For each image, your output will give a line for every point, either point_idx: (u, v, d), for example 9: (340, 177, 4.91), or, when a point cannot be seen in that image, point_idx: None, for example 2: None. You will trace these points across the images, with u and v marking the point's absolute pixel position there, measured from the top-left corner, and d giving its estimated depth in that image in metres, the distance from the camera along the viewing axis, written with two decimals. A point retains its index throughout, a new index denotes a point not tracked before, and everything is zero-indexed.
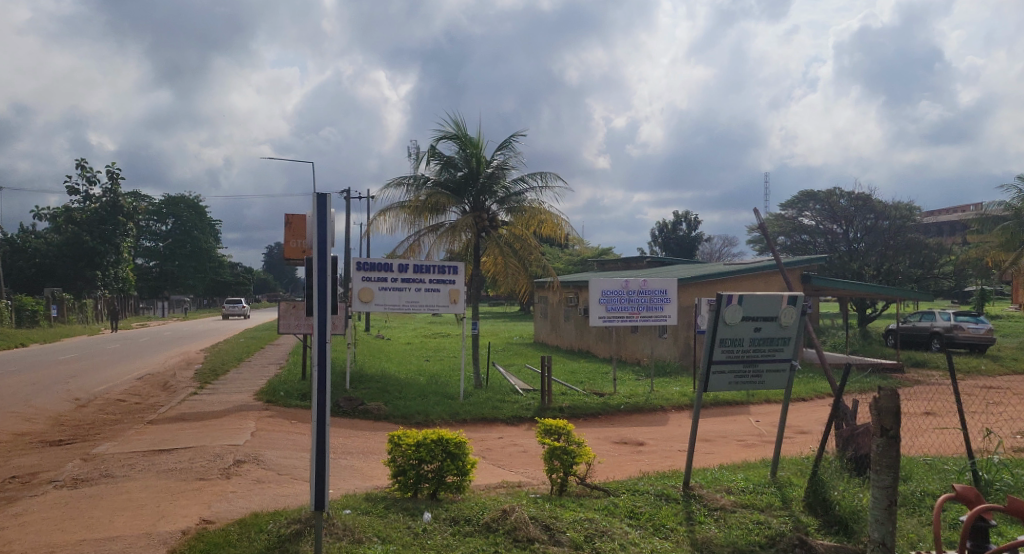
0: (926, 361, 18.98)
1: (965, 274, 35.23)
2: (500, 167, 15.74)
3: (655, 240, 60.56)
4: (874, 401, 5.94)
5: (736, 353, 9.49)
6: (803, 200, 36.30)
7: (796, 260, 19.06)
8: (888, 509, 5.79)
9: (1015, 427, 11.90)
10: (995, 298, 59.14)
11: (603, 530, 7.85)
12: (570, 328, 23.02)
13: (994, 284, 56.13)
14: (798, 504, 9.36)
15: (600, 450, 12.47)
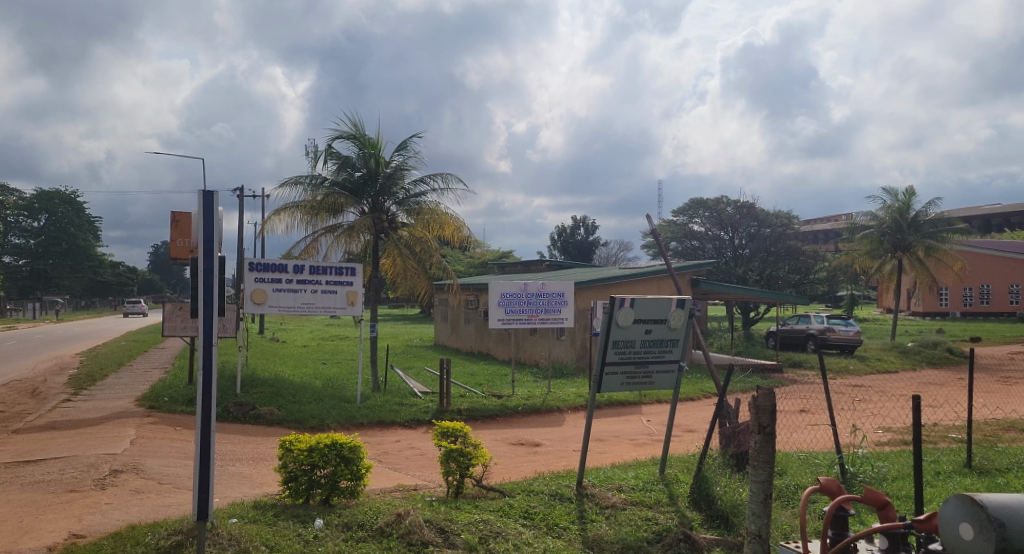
0: (802, 361, 20.20)
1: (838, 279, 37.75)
2: (399, 168, 15.65)
3: (554, 244, 61.67)
4: (753, 399, 6.30)
5: (628, 355, 9.82)
6: (692, 207, 37.55)
7: (686, 264, 19.85)
8: (763, 502, 6.16)
9: (878, 423, 12.86)
10: (864, 303, 63.57)
11: (497, 531, 7.96)
12: (470, 331, 23.12)
13: (862, 289, 60.38)
14: (684, 500, 9.79)
15: (497, 452, 12.61)
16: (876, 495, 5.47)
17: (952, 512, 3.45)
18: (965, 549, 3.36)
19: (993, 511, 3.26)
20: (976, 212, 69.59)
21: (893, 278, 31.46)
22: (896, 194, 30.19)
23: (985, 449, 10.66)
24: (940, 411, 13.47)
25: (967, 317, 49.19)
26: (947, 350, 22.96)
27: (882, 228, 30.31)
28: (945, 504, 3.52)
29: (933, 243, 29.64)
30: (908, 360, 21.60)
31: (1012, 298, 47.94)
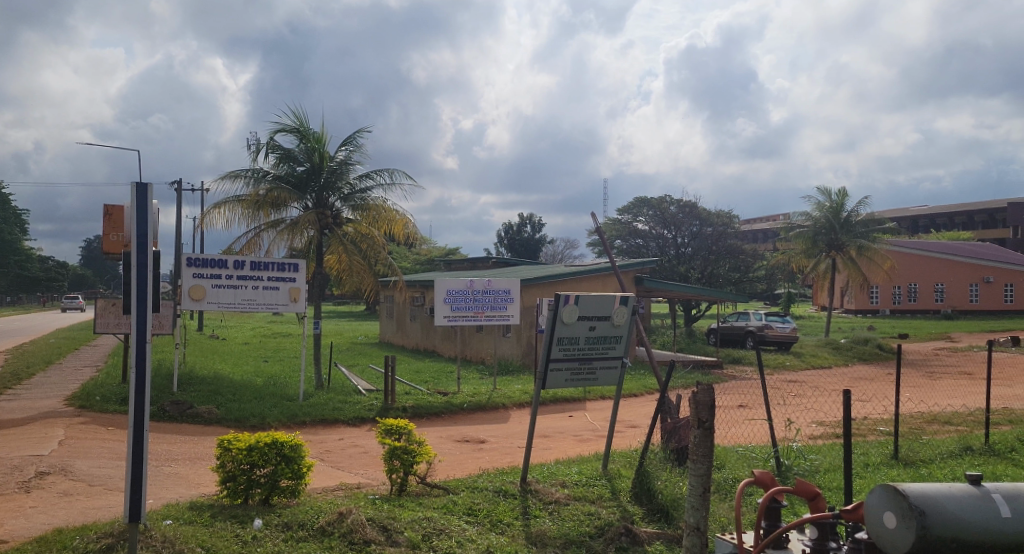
0: (741, 358, 20.71)
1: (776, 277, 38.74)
2: (344, 163, 15.44)
3: (500, 242, 61.78)
4: (693, 394, 6.49)
5: (572, 351, 9.91)
6: (636, 206, 38.59)
7: (630, 262, 20.11)
8: (702, 495, 6.29)
9: (812, 417, 13.28)
10: (801, 300, 65.50)
11: (440, 528, 7.95)
12: (415, 328, 23.00)
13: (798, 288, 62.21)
14: (625, 494, 9.95)
15: (442, 449, 12.58)
16: (807, 486, 5.67)
17: (878, 503, 3.58)
18: (890, 538, 3.50)
19: (915, 499, 3.40)
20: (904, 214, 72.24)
21: (828, 277, 32.46)
22: (829, 194, 31.12)
23: (911, 442, 11.12)
24: (869, 405, 13.99)
25: (896, 315, 50.99)
26: (877, 346, 23.81)
27: (815, 227, 31.19)
28: (871, 494, 3.65)
29: (865, 243, 30.73)
30: (841, 356, 22.31)
31: (938, 296, 49.96)
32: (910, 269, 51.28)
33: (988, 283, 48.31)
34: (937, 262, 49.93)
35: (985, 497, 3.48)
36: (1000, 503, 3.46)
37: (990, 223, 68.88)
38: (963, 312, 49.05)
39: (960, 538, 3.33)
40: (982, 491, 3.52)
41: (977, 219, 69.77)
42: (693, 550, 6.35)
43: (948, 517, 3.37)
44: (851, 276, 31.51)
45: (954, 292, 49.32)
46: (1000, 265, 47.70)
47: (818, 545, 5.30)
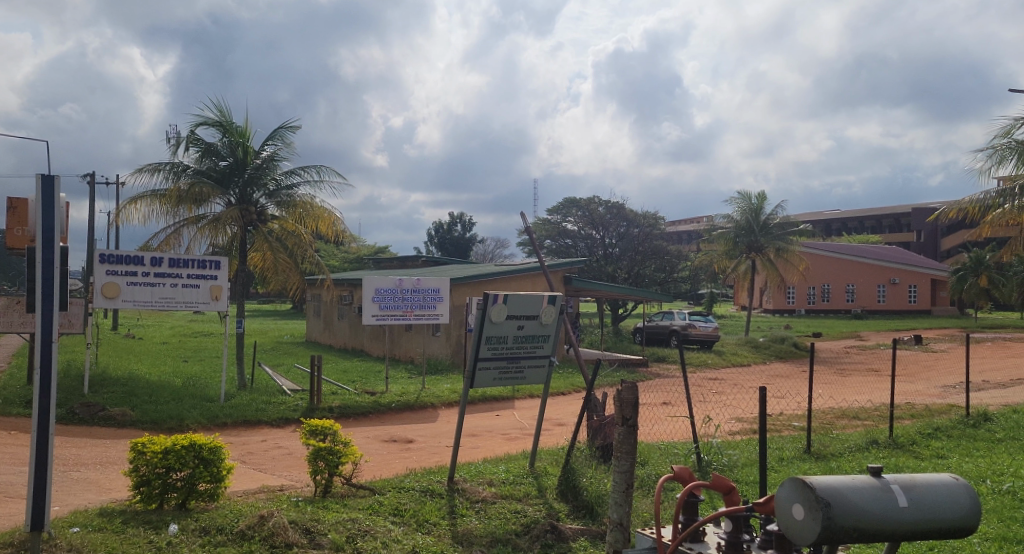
0: (666, 356, 21.24)
1: (699, 277, 39.82)
2: (270, 158, 15.08)
3: (431, 240, 61.51)
4: (617, 392, 6.61)
5: (500, 350, 9.95)
6: (566, 207, 39.25)
7: (559, 262, 20.32)
8: (625, 492, 6.42)
9: (731, 413, 13.73)
10: (723, 300, 67.46)
11: (365, 529, 7.88)
12: (343, 327, 22.68)
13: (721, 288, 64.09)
14: (552, 492, 10.07)
15: (369, 449, 12.45)
16: (722, 481, 5.69)
17: (787, 495, 3.65)
18: (799, 529, 3.57)
19: (820, 492, 3.49)
20: (818, 218, 75.30)
21: (747, 277, 33.51)
22: (749, 196, 32.17)
23: (822, 436, 11.64)
24: (784, 402, 14.55)
25: (811, 314, 52.96)
26: (793, 344, 24.77)
27: (736, 228, 32.20)
28: (780, 487, 3.72)
29: (783, 244, 31.93)
30: (759, 354, 23.12)
31: (849, 296, 52.31)
32: (823, 271, 53.44)
33: (894, 284, 50.79)
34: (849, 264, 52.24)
35: (885, 488, 3.60)
36: (898, 493, 3.58)
37: (897, 226, 72.42)
38: (872, 312, 51.53)
39: (862, 528, 3.42)
40: (882, 482, 3.64)
41: (885, 223, 73.02)
42: (615, 544, 6.44)
43: (852, 508, 3.47)
44: (769, 276, 32.69)
45: (863, 293, 51.72)
46: (904, 267, 50.16)
47: (733, 538, 5.40)
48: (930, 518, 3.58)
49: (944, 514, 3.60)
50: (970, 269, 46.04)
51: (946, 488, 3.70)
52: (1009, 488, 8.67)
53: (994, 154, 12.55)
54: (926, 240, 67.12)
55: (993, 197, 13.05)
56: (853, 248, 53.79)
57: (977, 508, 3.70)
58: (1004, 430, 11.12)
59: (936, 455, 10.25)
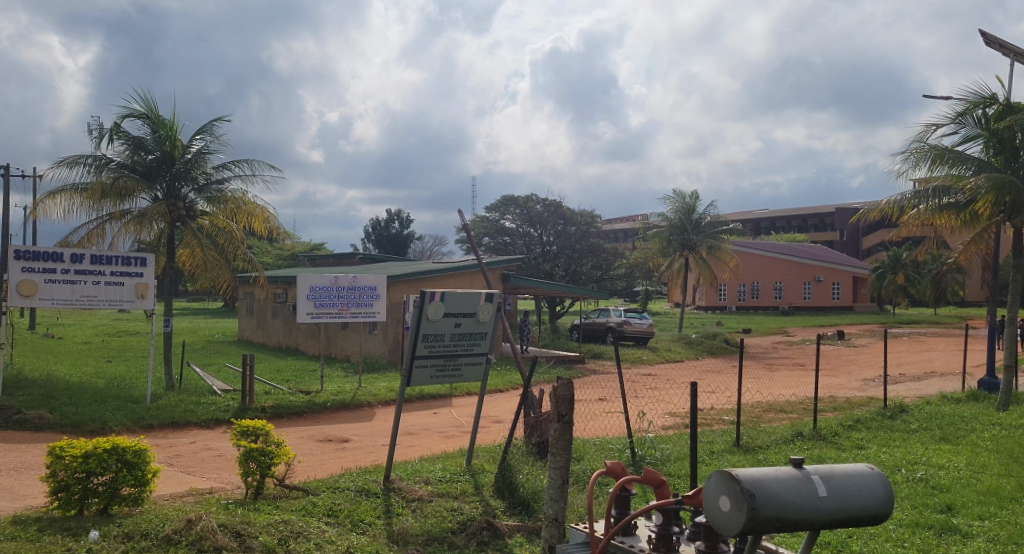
0: (602, 353, 21.52)
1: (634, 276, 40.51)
2: (200, 152, 14.70)
3: (368, 237, 60.89)
4: (553, 389, 6.63)
5: (437, 348, 9.90)
6: (504, 204, 39.32)
7: (497, 260, 20.30)
8: (561, 487, 6.47)
9: (664, 409, 14.02)
10: (658, 297, 68.75)
11: (298, 531, 7.74)
12: (277, 325, 22.24)
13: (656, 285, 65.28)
14: (488, 489, 10.08)
15: (302, 449, 12.23)
16: (654, 475, 5.75)
17: (714, 488, 3.70)
18: (725, 520, 3.62)
19: (745, 483, 3.54)
20: (748, 217, 77.40)
21: (680, 275, 34.19)
22: (682, 196, 32.82)
23: (751, 429, 11.98)
24: (716, 396, 14.90)
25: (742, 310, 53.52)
26: (724, 340, 25.42)
27: (670, 227, 32.79)
28: (707, 480, 3.76)
29: (714, 243, 32.68)
30: (691, 350, 23.65)
31: (777, 293, 53.95)
32: (753, 269, 54.94)
33: (819, 282, 53.16)
34: (778, 263, 53.87)
35: (805, 478, 3.69)
36: (818, 484, 3.68)
37: (821, 226, 75.05)
38: (798, 309, 53.39)
39: (785, 518, 3.49)
40: (803, 473, 3.73)
41: (810, 223, 75.63)
42: (551, 539, 6.49)
43: (775, 499, 3.53)
44: (702, 274, 33.45)
45: (790, 291, 53.46)
46: (829, 266, 52.81)
47: (664, 531, 5.48)
48: (847, 505, 3.69)
49: (861, 502, 3.73)
50: (888, 267, 48.09)
51: (861, 477, 3.84)
52: (922, 476, 9.09)
53: (909, 158, 13.07)
54: (848, 240, 69.86)
55: (909, 198, 13.58)
56: (781, 247, 55.65)
57: (889, 496, 3.85)
58: (919, 421, 11.65)
59: (856, 446, 10.66)
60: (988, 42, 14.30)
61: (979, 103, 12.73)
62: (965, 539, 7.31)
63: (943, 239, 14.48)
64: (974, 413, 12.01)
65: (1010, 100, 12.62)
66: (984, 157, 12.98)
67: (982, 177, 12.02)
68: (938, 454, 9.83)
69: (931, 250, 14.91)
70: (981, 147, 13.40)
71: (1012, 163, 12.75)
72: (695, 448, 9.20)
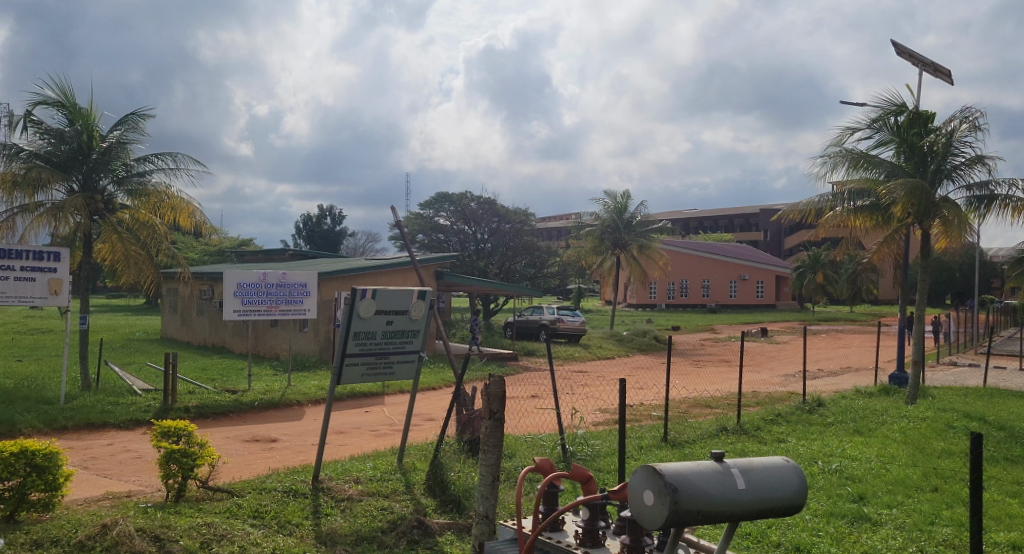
0: (535, 350, 21.69)
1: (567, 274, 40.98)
2: (118, 143, 14.14)
3: (298, 234, 59.71)
4: (484, 386, 6.55)
5: (368, 346, 9.76)
6: (438, 200, 39.32)
7: (431, 256, 20.15)
8: (491, 484, 6.42)
9: (594, 405, 14.20)
10: (590, 295, 69.57)
11: (220, 534, 7.52)
12: (202, 323, 21.60)
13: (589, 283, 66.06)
14: (419, 487, 10.01)
15: (227, 450, 11.91)
16: (580, 470, 5.76)
17: (638, 482, 3.74)
18: (649, 514, 3.67)
19: (668, 477, 3.59)
20: (677, 217, 79.19)
21: (612, 273, 34.71)
22: (614, 195, 33.28)
23: (678, 424, 12.25)
24: (645, 392, 15.20)
25: (671, 308, 55.38)
26: (654, 337, 25.93)
27: (603, 226, 33.24)
28: (632, 475, 3.80)
29: (645, 242, 33.26)
30: (622, 347, 24.05)
31: (705, 291, 55.27)
32: (682, 266, 56.12)
33: (744, 280, 54.57)
34: (706, 262, 55.25)
35: (725, 472, 3.78)
36: (737, 476, 3.77)
37: (746, 226, 77.35)
38: (724, 306, 54.83)
39: (705, 510, 3.57)
40: (722, 466, 3.82)
41: (736, 223, 77.82)
42: (480, 537, 6.41)
43: (695, 492, 3.60)
44: (632, 272, 34.05)
45: (717, 289, 54.88)
46: (754, 266, 54.22)
47: (589, 526, 5.54)
48: (764, 498, 3.80)
49: (778, 494, 3.84)
50: (808, 266, 50.01)
51: (778, 470, 3.95)
52: (837, 468, 9.45)
53: (828, 161, 13.57)
54: (772, 240, 72.29)
55: (828, 200, 14.13)
56: (709, 247, 56.78)
57: (804, 488, 3.97)
58: (835, 414, 12.14)
59: (777, 439, 11.03)
60: (898, 53, 14.97)
61: (890, 111, 13.34)
62: (875, 527, 7.64)
63: (859, 240, 15.12)
64: (885, 406, 12.58)
65: (918, 109, 13.24)
66: (896, 162, 13.57)
67: (896, 183, 12.58)
68: (852, 446, 10.25)
69: (847, 250, 15.53)
70: (892, 152, 14.00)
71: (921, 168, 13.37)
72: (623, 439, 9.28)
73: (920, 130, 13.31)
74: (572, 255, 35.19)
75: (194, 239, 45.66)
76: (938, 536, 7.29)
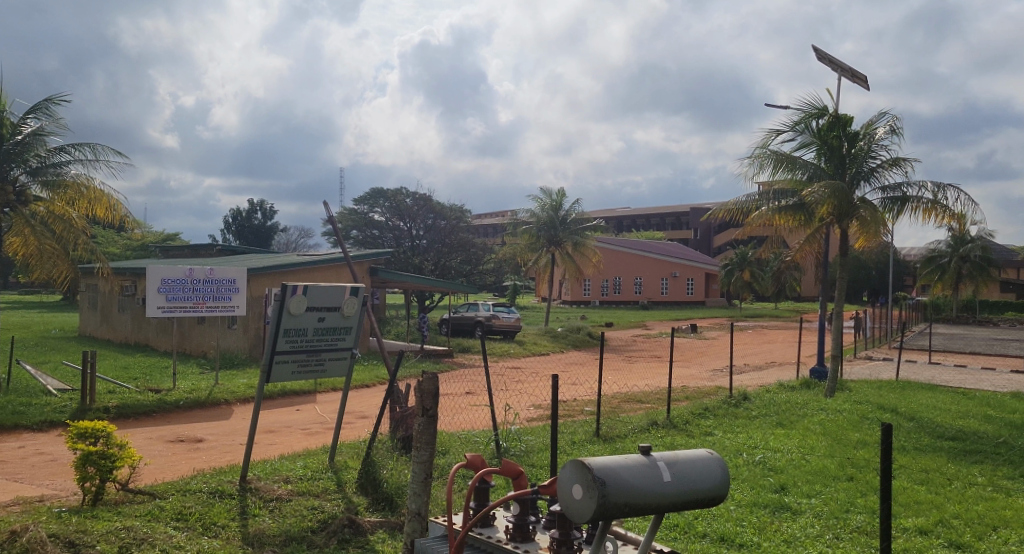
0: (470, 346, 21.70)
1: (503, 271, 41.15)
2: (33, 134, 13.52)
3: (227, 228, 58.13)
4: (418, 382, 6.20)
5: (299, 343, 9.56)
6: (372, 196, 38.85)
7: (364, 253, 19.82)
8: (424, 481, 6.25)
9: (528, 401, 14.28)
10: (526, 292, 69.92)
11: (141, 537, 7.26)
12: (124, 320, 20.80)
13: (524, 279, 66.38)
14: (351, 485, 9.87)
15: (150, 451, 11.50)
16: (512, 465, 5.58)
17: (568, 476, 3.74)
18: (578, 507, 3.67)
19: (597, 471, 3.60)
20: (611, 215, 80.36)
21: (547, 270, 34.94)
22: (550, 193, 33.53)
23: (610, 419, 12.42)
24: (578, 388, 15.37)
25: (604, 305, 56.17)
26: (587, 334, 26.28)
27: (538, 223, 33.41)
28: (561, 469, 3.80)
29: (579, 240, 33.65)
30: (556, 343, 24.27)
31: (637, 288, 56.30)
32: (615, 264, 57.03)
33: (675, 278, 55.48)
34: (639, 260, 56.22)
35: (651, 465, 3.82)
36: (663, 469, 3.81)
37: (678, 225, 79.00)
38: (656, 303, 55.75)
39: (632, 503, 3.59)
40: (649, 459, 3.85)
41: (667, 221, 79.40)
42: (412, 534, 6.33)
43: (623, 485, 3.62)
44: (567, 269, 34.42)
45: (649, 286, 55.99)
46: (685, 263, 55.28)
47: (520, 520, 5.52)
48: (690, 489, 3.86)
49: (704, 486, 3.91)
50: (736, 264, 51.50)
51: (703, 462, 4.02)
52: (761, 459, 9.74)
53: (755, 162, 13.95)
54: (702, 237, 74.08)
55: (753, 199, 14.54)
56: (644, 245, 57.41)
57: (727, 479, 4.06)
58: (759, 408, 12.52)
59: (705, 432, 11.30)
60: (819, 59, 15.48)
61: (812, 114, 13.79)
62: (794, 515, 7.90)
63: (783, 239, 15.63)
64: (806, 399, 13.03)
65: (838, 113, 13.73)
66: (817, 163, 14.04)
67: (819, 186, 13.03)
68: (775, 439, 10.58)
69: (773, 249, 16.01)
70: (814, 153, 14.48)
71: (841, 170, 13.90)
72: (556, 433, 9.33)
73: (839, 132, 13.80)
74: (507, 251, 35.29)
75: (115, 232, 43.97)
76: (852, 523, 7.58)
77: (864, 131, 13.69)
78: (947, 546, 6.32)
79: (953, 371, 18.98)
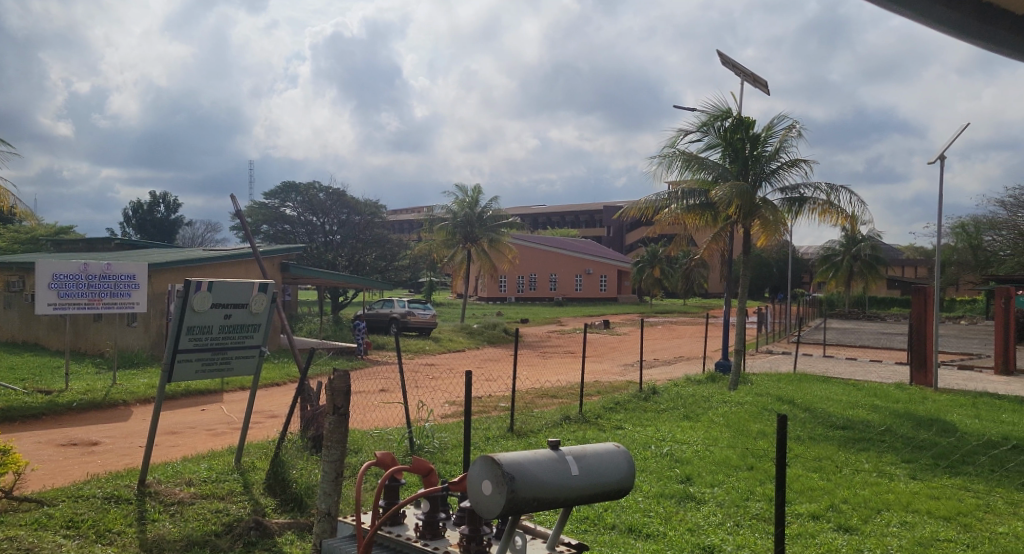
0: (384, 343, 21.46)
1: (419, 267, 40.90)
2: None
3: (127, 223, 55.42)
4: (328, 380, 6.09)
5: (204, 341, 9.17)
6: (283, 191, 37.64)
7: (275, 250, 19.24)
8: (334, 481, 6.03)
9: (442, 398, 14.19)
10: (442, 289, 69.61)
11: (25, 548, 6.81)
12: (11, 318, 19.54)
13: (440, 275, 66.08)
14: (259, 486, 9.55)
15: (38, 455, 10.82)
16: (422, 463, 5.53)
17: (477, 472, 3.72)
18: (486, 503, 3.65)
19: (506, 467, 3.59)
20: (525, 212, 81.00)
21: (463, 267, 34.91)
22: (466, 190, 33.43)
23: (524, 415, 12.50)
24: (492, 384, 15.40)
25: (521, 302, 56.43)
26: (503, 330, 26.43)
27: (454, 219, 33.28)
28: (471, 465, 3.78)
29: (495, 236, 33.77)
30: (472, 340, 24.31)
31: (553, 285, 57.01)
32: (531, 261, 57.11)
33: (589, 274, 56.80)
34: (554, 256, 56.94)
35: (560, 459, 3.83)
36: (571, 463, 3.84)
37: (592, 222, 80.31)
38: (571, 299, 56.76)
39: (539, 497, 3.60)
40: (558, 454, 3.87)
41: (582, 219, 80.65)
42: (321, 535, 6.03)
43: (531, 480, 3.62)
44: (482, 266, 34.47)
45: (564, 283, 56.82)
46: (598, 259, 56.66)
47: (430, 518, 5.45)
48: (596, 483, 3.89)
49: (610, 478, 3.94)
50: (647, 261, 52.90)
51: (610, 455, 4.05)
52: (668, 451, 9.99)
53: (664, 162, 14.31)
54: (615, 235, 75.60)
55: (663, 199, 14.91)
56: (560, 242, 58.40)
57: (632, 472, 4.11)
58: (668, 401, 12.86)
59: (615, 426, 11.50)
60: (723, 62, 16.00)
61: (718, 116, 14.24)
62: (699, 505, 8.13)
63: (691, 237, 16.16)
64: (712, 392, 13.46)
65: (742, 115, 14.23)
66: (723, 164, 14.53)
67: (724, 187, 13.49)
68: (682, 431, 10.88)
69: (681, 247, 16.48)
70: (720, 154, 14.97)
71: (744, 171, 14.42)
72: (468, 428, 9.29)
73: (743, 135, 14.31)
74: (423, 248, 35.05)
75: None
76: (752, 510, 7.88)
77: (766, 135, 14.25)
78: (836, 529, 6.63)
79: (846, 364, 20.04)
